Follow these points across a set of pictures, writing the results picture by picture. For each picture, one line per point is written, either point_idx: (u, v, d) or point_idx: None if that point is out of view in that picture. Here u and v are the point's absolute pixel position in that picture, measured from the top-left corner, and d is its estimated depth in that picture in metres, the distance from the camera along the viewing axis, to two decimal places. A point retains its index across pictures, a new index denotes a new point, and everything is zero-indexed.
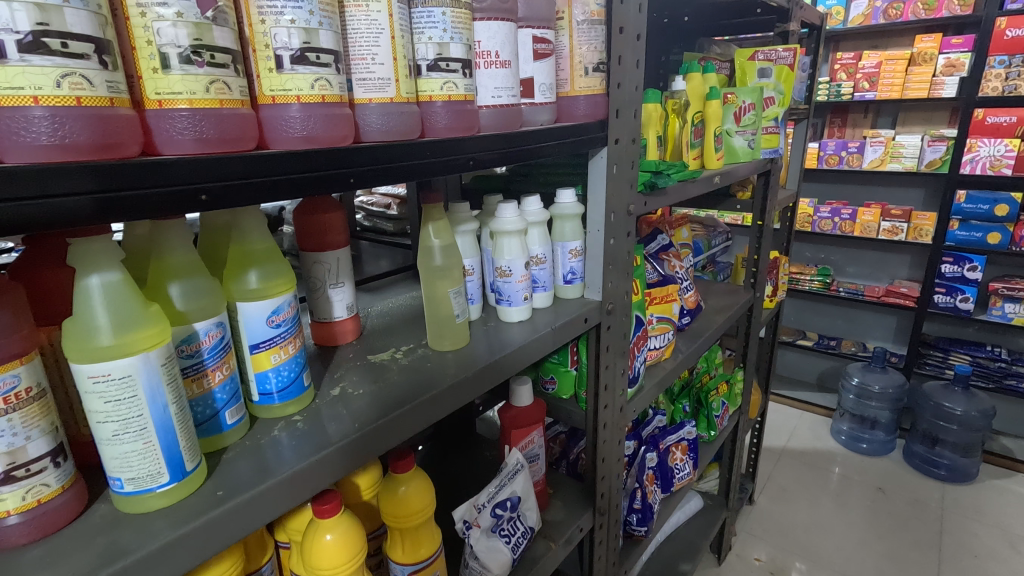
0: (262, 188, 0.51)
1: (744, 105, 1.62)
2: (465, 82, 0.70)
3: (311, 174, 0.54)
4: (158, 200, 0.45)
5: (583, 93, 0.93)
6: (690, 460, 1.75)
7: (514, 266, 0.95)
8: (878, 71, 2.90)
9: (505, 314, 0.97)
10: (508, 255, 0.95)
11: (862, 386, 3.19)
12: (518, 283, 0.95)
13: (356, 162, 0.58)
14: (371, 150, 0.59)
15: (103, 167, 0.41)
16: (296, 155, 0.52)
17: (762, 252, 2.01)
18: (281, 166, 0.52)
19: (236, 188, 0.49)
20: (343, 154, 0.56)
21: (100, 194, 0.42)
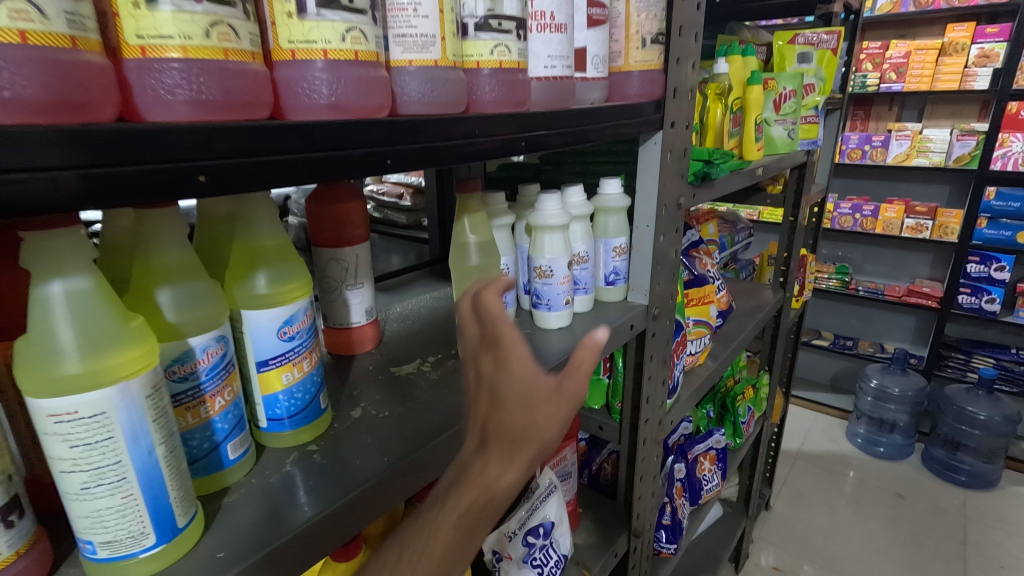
0: (283, 165, 0.40)
1: (785, 92, 1.49)
2: (519, 46, 0.58)
3: (341, 152, 0.43)
4: (146, 180, 0.33)
5: (638, 68, 0.82)
6: (718, 471, 1.65)
7: (556, 266, 0.83)
8: (907, 61, 2.77)
9: (543, 320, 0.86)
10: (550, 254, 0.83)
11: (881, 388, 3.09)
12: (560, 285, 0.84)
13: (394, 139, 0.46)
14: (411, 123, 0.47)
15: (72, 130, 0.30)
16: (324, 126, 0.41)
17: (793, 250, 1.90)
18: (308, 138, 0.40)
19: (245, 166, 0.38)
20: (378, 127, 0.45)
21: (87, 167, 0.31)
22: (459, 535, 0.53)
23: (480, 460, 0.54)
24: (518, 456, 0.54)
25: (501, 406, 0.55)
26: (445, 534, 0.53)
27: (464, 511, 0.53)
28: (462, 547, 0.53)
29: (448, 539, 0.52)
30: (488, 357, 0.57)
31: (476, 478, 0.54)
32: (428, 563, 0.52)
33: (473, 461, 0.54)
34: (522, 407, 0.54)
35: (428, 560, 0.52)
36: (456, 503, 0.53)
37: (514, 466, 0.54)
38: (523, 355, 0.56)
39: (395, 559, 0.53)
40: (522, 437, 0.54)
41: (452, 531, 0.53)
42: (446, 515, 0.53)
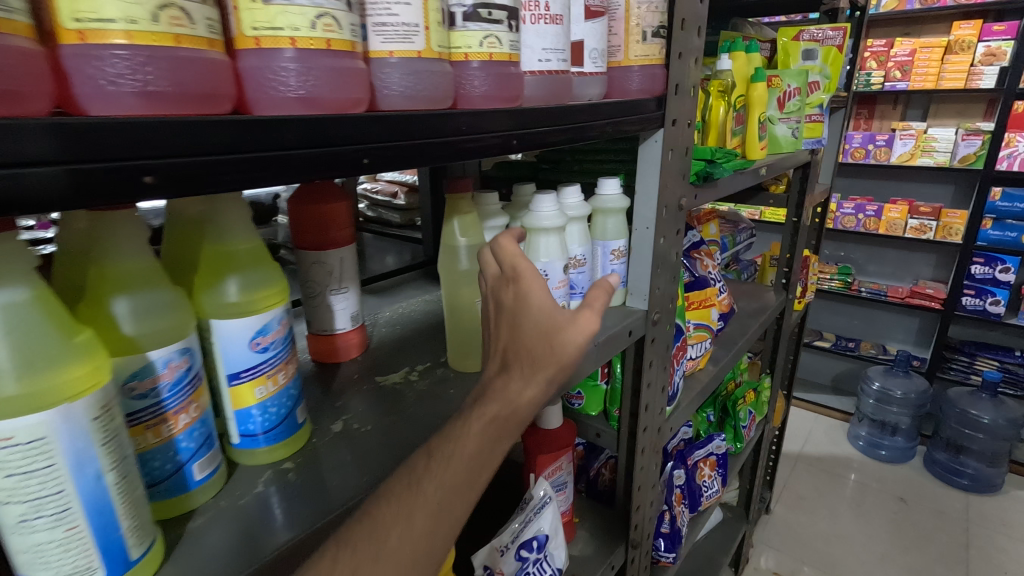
0: (249, 164, 0.36)
1: (790, 90, 1.45)
2: (511, 37, 0.54)
3: (313, 150, 0.39)
4: (95, 181, 0.30)
5: (639, 63, 0.78)
6: (718, 477, 1.61)
7: (552, 270, 0.79)
8: (912, 59, 2.72)
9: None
10: (545, 257, 0.78)
11: (883, 390, 3.05)
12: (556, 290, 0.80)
13: (372, 136, 0.42)
14: (391, 119, 0.44)
15: (31, 122, 0.27)
16: (292, 121, 0.37)
17: (796, 251, 1.86)
18: (276, 134, 0.37)
19: (202, 165, 0.34)
20: (354, 122, 0.41)
21: (73, 162, 0.29)
22: (485, 444, 0.53)
23: (503, 379, 0.56)
24: (537, 374, 0.57)
25: (520, 331, 0.57)
26: (471, 442, 0.52)
27: (487, 422, 0.53)
28: (485, 458, 0.53)
29: (474, 447, 0.52)
30: (508, 288, 0.60)
31: (499, 392, 0.55)
32: (456, 468, 0.50)
33: (495, 381, 0.57)
34: (541, 333, 0.57)
35: (456, 467, 0.50)
36: (480, 415, 0.54)
37: (533, 383, 0.56)
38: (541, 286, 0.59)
39: (420, 468, 0.50)
40: (541, 358, 0.57)
41: (478, 438, 0.52)
42: (471, 424, 0.53)
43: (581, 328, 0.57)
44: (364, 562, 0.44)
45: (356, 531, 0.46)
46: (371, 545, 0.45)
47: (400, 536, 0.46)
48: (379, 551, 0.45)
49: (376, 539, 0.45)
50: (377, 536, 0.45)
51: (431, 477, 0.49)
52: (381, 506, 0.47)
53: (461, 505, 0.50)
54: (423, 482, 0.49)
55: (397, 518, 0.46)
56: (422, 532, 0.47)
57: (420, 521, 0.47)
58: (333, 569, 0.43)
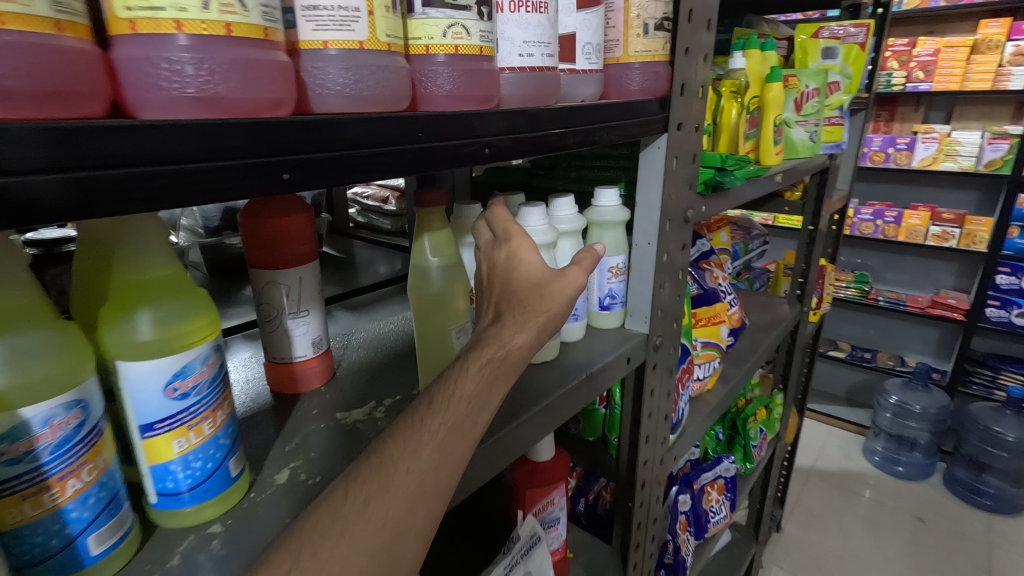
0: (123, 184, 0.28)
1: (808, 91, 1.36)
2: (481, 27, 0.45)
3: (211, 162, 0.30)
4: None
5: (639, 60, 0.69)
6: (727, 502, 1.52)
7: None
8: (935, 59, 2.59)
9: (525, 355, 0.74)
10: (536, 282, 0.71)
11: (901, 405, 2.93)
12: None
13: (294, 146, 0.34)
14: (322, 123, 0.35)
15: None
16: (178, 127, 0.29)
17: (812, 262, 1.76)
18: (158, 146, 0.28)
19: (46, 184, 0.25)
20: (269, 130, 0.32)
21: None
22: (484, 387, 0.50)
23: (496, 328, 0.55)
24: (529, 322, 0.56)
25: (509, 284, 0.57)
26: (469, 383, 0.50)
27: (485, 365, 0.51)
28: (485, 399, 0.50)
29: (473, 389, 0.49)
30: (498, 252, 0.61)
31: (495, 337, 0.54)
32: (457, 408, 0.48)
33: (488, 330, 0.55)
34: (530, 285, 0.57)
35: (457, 406, 0.48)
36: (476, 358, 0.52)
37: (527, 330, 0.55)
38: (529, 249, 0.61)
39: (422, 408, 0.48)
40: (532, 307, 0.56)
41: (478, 379, 0.50)
42: (468, 367, 0.51)
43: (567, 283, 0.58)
44: (374, 494, 0.42)
45: (361, 466, 0.43)
46: (378, 477, 0.42)
47: (407, 468, 0.43)
48: (387, 482, 0.43)
49: (383, 472, 0.43)
50: (384, 470, 0.43)
51: (434, 414, 0.47)
52: (385, 443, 0.45)
53: (464, 444, 0.48)
54: (426, 419, 0.46)
55: (404, 451, 0.44)
56: (431, 465, 0.45)
57: (428, 454, 0.45)
58: (345, 503, 0.41)
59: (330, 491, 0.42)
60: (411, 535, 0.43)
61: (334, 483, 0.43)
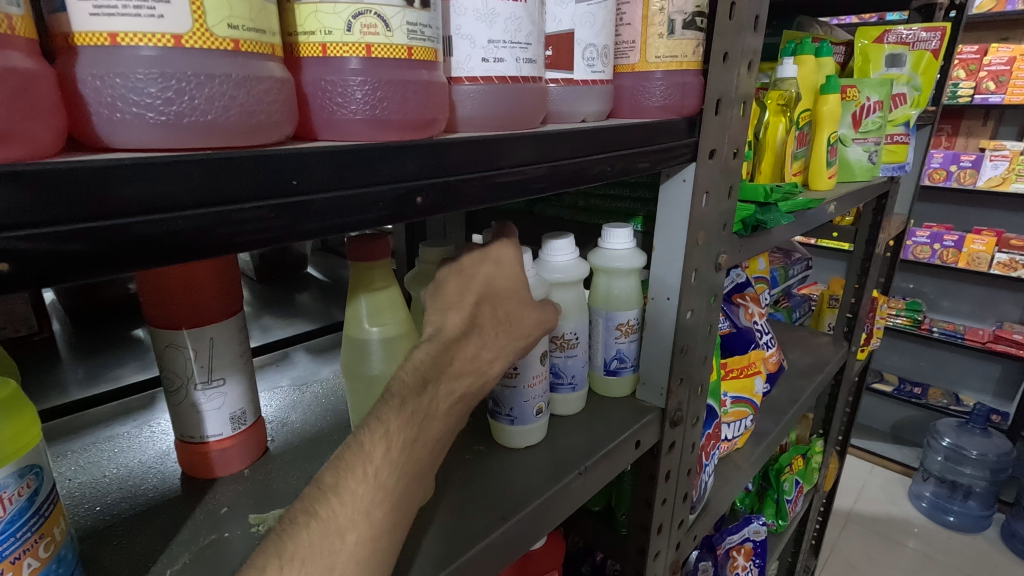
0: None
1: (868, 104, 1.16)
2: (410, 19, 0.30)
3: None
4: None
5: (661, 67, 0.54)
6: (755, 569, 1.32)
7: (529, 365, 0.56)
8: (1010, 69, 2.25)
9: (507, 438, 0.60)
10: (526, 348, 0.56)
11: (955, 449, 2.62)
12: (533, 389, 0.58)
13: (19, 216, 0.20)
14: (78, 172, 0.21)
15: None
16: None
17: (864, 295, 1.55)
18: None
19: None
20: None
21: None
22: (447, 425, 0.43)
23: (473, 344, 0.45)
24: (509, 343, 0.48)
25: (498, 296, 0.49)
26: (434, 422, 0.42)
27: (457, 400, 0.44)
28: (446, 438, 0.44)
29: (439, 427, 0.42)
30: (487, 265, 0.50)
31: (471, 362, 0.45)
32: (420, 452, 0.40)
33: (465, 344, 0.45)
34: (517, 305, 0.49)
35: (420, 451, 0.40)
36: (447, 391, 0.43)
37: (502, 353, 0.48)
38: (515, 259, 0.51)
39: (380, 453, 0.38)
40: (516, 327, 0.49)
41: (445, 415, 0.43)
42: (439, 400, 0.42)
43: None
44: (315, 574, 0.35)
45: (300, 540, 0.35)
46: (323, 552, 0.35)
47: (359, 537, 0.36)
48: (333, 558, 0.35)
49: (327, 548, 0.35)
50: (329, 544, 0.35)
51: (394, 466, 0.38)
52: (331, 505, 0.36)
53: (419, 492, 0.41)
54: (383, 472, 0.38)
55: (356, 519, 0.36)
56: (386, 529, 0.38)
57: (382, 516, 0.37)
58: None
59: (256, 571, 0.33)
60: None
61: (260, 555, 0.34)
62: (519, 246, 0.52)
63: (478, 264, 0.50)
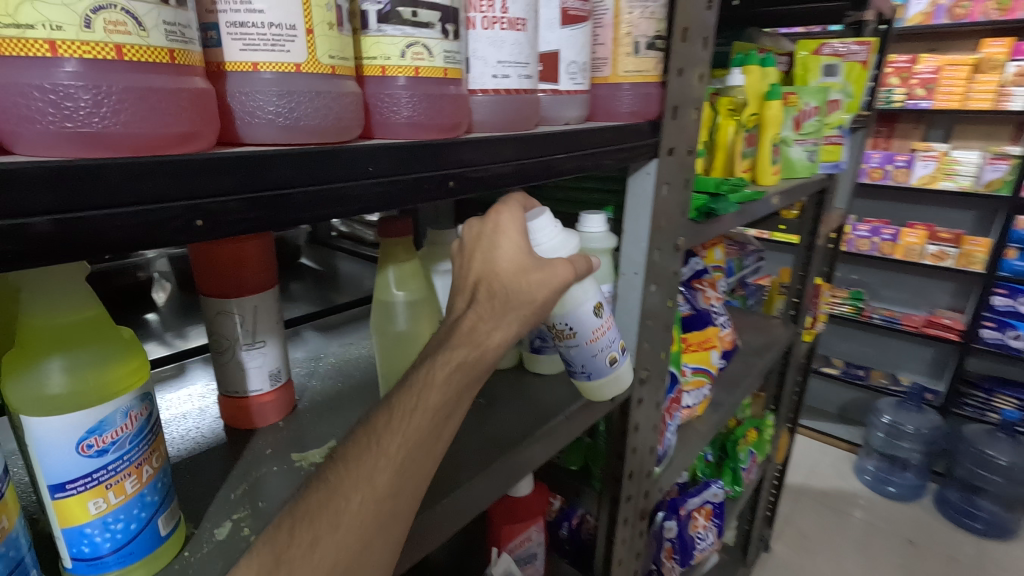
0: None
1: (807, 109, 1.30)
2: (446, 48, 0.40)
3: (86, 214, 0.26)
4: None
5: (629, 80, 0.65)
6: (713, 528, 1.47)
7: (585, 324, 0.63)
8: (937, 77, 2.47)
9: (596, 387, 0.69)
10: (578, 309, 0.62)
11: (894, 425, 2.85)
12: (598, 341, 0.65)
13: (198, 191, 0.29)
14: (231, 162, 0.30)
15: None
16: (38, 170, 0.24)
17: (807, 281, 1.72)
18: (34, 193, 0.24)
19: None
20: (162, 172, 0.27)
21: None
22: (452, 393, 0.49)
23: (471, 319, 0.53)
24: (508, 315, 0.53)
25: (496, 264, 0.55)
26: (434, 393, 0.48)
27: (453, 370, 0.50)
28: (452, 406, 0.49)
29: (438, 399, 0.48)
30: (486, 242, 0.56)
31: (469, 336, 0.52)
32: (419, 421, 0.47)
33: (464, 319, 0.54)
34: (517, 272, 0.54)
35: (420, 419, 0.47)
36: (445, 361, 0.50)
37: (502, 325, 0.53)
38: (516, 228, 0.56)
39: (380, 428, 0.46)
40: (514, 299, 0.53)
41: (446, 386, 0.49)
42: (435, 373, 0.49)
43: (557, 272, 0.54)
44: (323, 532, 0.41)
45: (312, 500, 0.43)
46: (328, 513, 0.42)
47: (361, 500, 0.43)
48: (338, 518, 0.42)
49: (334, 507, 0.42)
50: (335, 505, 0.42)
51: (393, 434, 0.46)
52: (338, 471, 0.44)
53: (426, 460, 0.47)
54: (384, 439, 0.45)
55: (359, 484, 0.43)
56: (388, 491, 0.44)
57: (384, 480, 0.44)
58: (292, 544, 0.41)
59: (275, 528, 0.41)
60: (366, 565, 0.43)
61: (282, 515, 0.42)
62: (518, 214, 0.57)
63: (477, 242, 0.57)
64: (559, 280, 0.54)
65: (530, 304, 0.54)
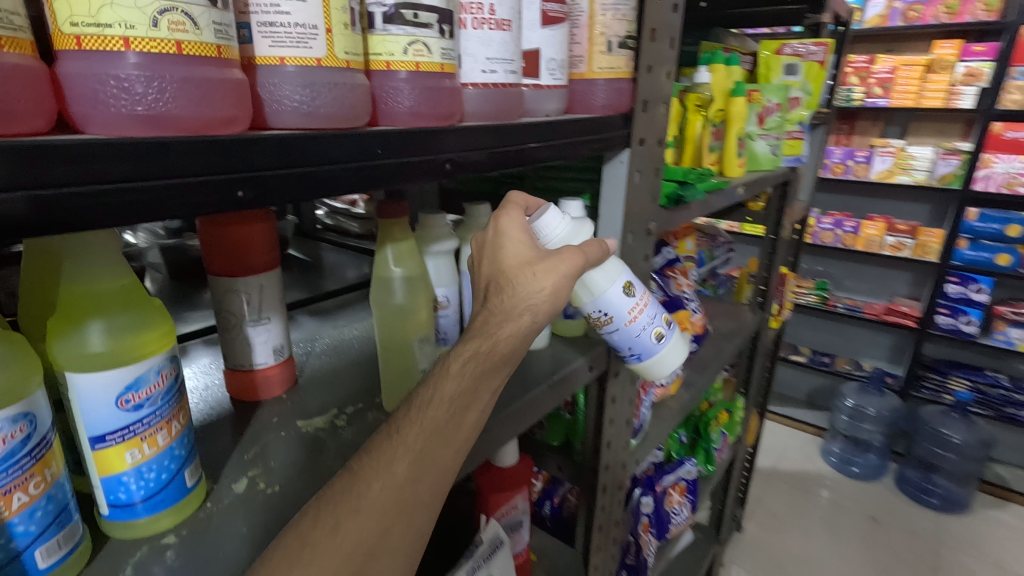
0: (49, 205, 0.27)
1: (769, 105, 1.39)
2: (443, 45, 0.46)
3: (147, 183, 0.30)
4: None
5: (603, 76, 0.71)
6: (688, 504, 1.55)
7: (618, 305, 0.69)
8: (893, 76, 2.60)
9: (654, 365, 0.75)
10: (607, 293, 0.69)
11: (857, 408, 2.99)
12: (638, 319, 0.71)
13: (240, 167, 0.33)
14: (268, 144, 0.34)
15: None
16: (111, 146, 0.28)
17: (773, 269, 1.81)
18: (113, 165, 0.28)
19: (25, 201, 0.26)
20: (213, 149, 0.32)
21: None
22: (467, 384, 0.51)
23: (482, 316, 0.56)
24: (518, 306, 0.55)
25: (501, 261, 0.58)
26: (450, 384, 0.51)
27: (468, 360, 0.52)
28: (469, 397, 0.52)
29: (454, 389, 0.51)
30: (492, 242, 0.60)
31: (481, 330, 0.54)
32: (436, 412, 0.49)
33: (478, 315, 0.56)
34: (520, 265, 0.56)
35: (437, 410, 0.49)
36: (459, 355, 0.52)
37: (513, 318, 0.55)
38: (518, 228, 0.59)
39: (399, 420, 0.49)
40: (516, 290, 0.55)
41: (463, 377, 0.51)
42: (451, 367, 0.52)
43: (559, 262, 0.57)
44: (345, 517, 0.44)
45: (335, 486, 0.45)
46: (350, 500, 0.44)
47: (381, 487, 0.45)
48: (358, 504, 0.45)
49: (355, 494, 0.45)
50: (356, 491, 0.45)
51: (412, 425, 0.48)
52: (360, 461, 0.47)
53: (443, 450, 0.49)
54: (402, 429, 0.48)
55: (378, 471, 0.46)
56: (407, 479, 0.46)
57: (402, 468, 0.46)
58: (315, 528, 0.43)
59: (301, 515, 0.44)
60: (387, 547, 0.46)
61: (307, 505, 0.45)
62: (518, 217, 0.60)
63: (483, 248, 0.61)
64: (564, 271, 0.57)
65: (540, 295, 0.56)
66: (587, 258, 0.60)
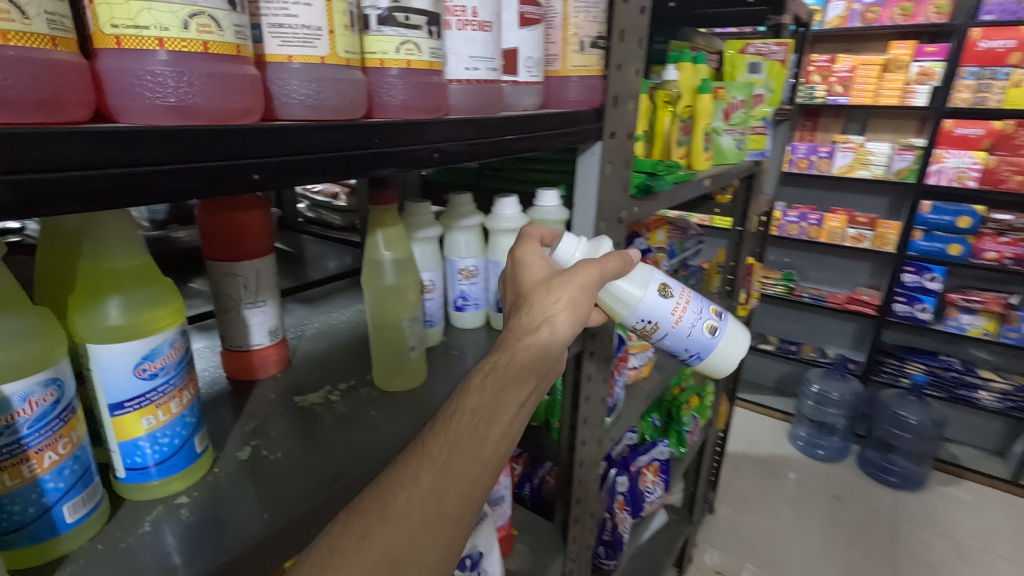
0: (94, 185, 0.31)
1: (734, 102, 1.46)
2: (431, 44, 0.50)
3: (179, 167, 0.34)
4: None
5: (576, 73, 0.77)
6: (661, 483, 1.62)
7: (657, 309, 0.76)
8: (852, 75, 2.71)
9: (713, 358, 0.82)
10: (645, 300, 0.75)
11: (822, 393, 3.12)
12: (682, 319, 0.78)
13: (257, 153, 0.37)
14: (281, 133, 0.39)
15: None
16: (148, 134, 0.32)
17: (739, 259, 1.90)
18: (150, 148, 0.32)
19: (77, 179, 0.30)
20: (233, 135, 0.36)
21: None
22: (488, 397, 0.56)
23: (508, 336, 0.62)
24: (536, 324, 0.63)
25: (522, 286, 0.68)
26: (472, 399, 0.56)
27: (487, 378, 0.57)
28: (494, 412, 0.55)
29: (475, 401, 0.55)
30: (516, 271, 0.69)
31: (501, 346, 0.61)
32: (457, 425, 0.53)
33: (507, 337, 0.62)
34: (537, 283, 0.66)
35: (459, 423, 0.53)
36: (480, 372, 0.58)
37: (527, 334, 0.62)
38: (535, 255, 0.69)
39: (424, 435, 0.53)
40: (536, 305, 0.64)
41: (485, 393, 0.56)
42: (474, 385, 0.57)
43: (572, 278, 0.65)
44: (374, 524, 0.47)
45: (365, 496, 0.49)
46: (378, 507, 0.48)
47: (407, 495, 0.48)
48: (386, 513, 0.47)
49: (383, 502, 0.48)
50: (384, 500, 0.48)
51: (435, 437, 0.52)
52: (388, 473, 0.50)
53: (468, 463, 0.51)
54: (426, 442, 0.52)
55: (404, 482, 0.49)
56: (432, 490, 0.49)
57: (427, 479, 0.49)
58: (346, 535, 0.46)
59: (333, 523, 0.47)
60: (416, 558, 0.47)
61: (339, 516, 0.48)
62: (536, 245, 0.70)
63: (510, 278, 0.70)
64: (573, 292, 0.65)
65: (557, 305, 0.64)
66: (604, 269, 0.68)
